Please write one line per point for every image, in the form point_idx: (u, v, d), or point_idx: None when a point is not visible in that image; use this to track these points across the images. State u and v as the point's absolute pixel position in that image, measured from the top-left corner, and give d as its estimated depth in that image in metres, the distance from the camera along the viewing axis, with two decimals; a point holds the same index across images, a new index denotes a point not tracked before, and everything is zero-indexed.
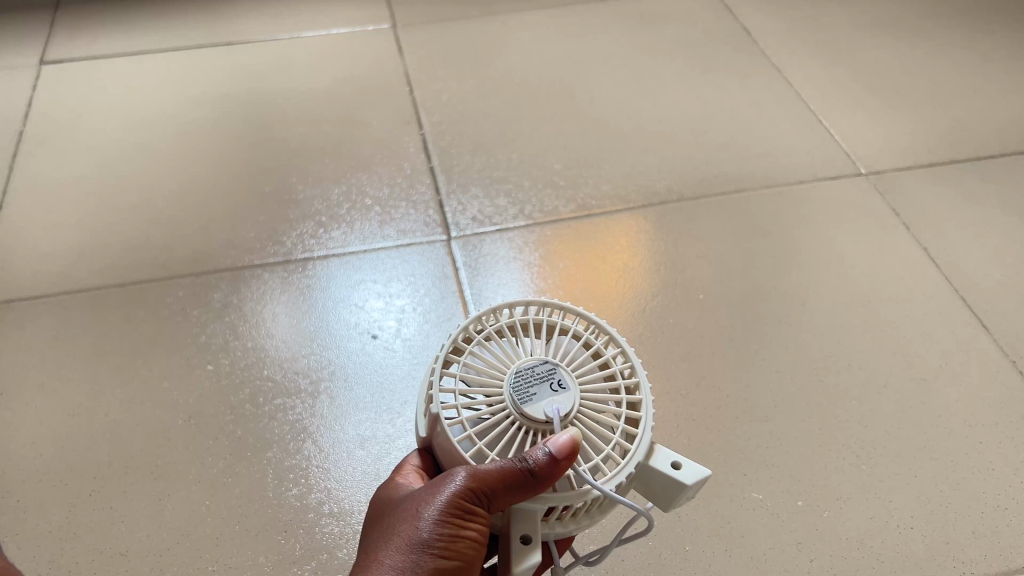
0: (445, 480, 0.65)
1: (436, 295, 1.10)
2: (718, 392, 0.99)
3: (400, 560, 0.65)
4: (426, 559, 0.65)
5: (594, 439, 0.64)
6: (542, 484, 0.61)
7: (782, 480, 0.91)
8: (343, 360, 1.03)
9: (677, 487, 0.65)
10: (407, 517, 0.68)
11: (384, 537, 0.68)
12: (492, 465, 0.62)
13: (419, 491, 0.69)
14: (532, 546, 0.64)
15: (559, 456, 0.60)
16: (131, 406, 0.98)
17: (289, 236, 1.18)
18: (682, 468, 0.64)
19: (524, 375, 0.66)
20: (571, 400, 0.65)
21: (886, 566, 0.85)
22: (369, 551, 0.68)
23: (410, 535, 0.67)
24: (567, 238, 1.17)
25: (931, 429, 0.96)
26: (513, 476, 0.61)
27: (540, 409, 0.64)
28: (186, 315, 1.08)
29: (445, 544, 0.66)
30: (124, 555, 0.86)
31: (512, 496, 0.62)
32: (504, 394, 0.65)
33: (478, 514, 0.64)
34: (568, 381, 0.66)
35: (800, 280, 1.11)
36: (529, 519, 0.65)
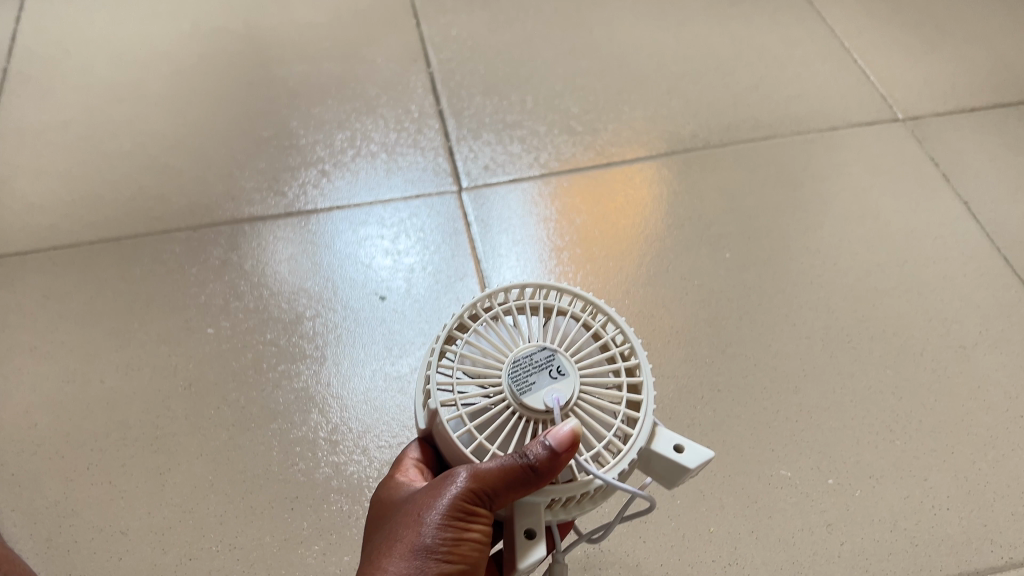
0: (446, 483, 0.59)
1: (446, 252, 1.04)
2: (744, 359, 0.94)
3: (402, 567, 0.58)
4: (430, 565, 0.58)
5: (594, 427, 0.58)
6: (542, 480, 0.55)
7: (811, 456, 0.87)
8: (351, 323, 0.98)
9: (680, 473, 0.58)
10: (407, 522, 0.61)
11: (383, 544, 0.61)
12: (492, 462, 0.55)
13: (420, 493, 0.62)
14: (537, 539, 0.58)
15: (559, 449, 0.54)
16: (127, 372, 0.94)
17: (289, 185, 1.12)
18: (685, 451, 0.58)
19: (522, 365, 0.59)
20: (571, 388, 0.58)
21: (920, 549, 0.81)
22: (367, 562, 0.60)
23: (412, 541, 0.59)
24: (582, 190, 1.10)
25: (969, 401, 0.91)
26: (514, 474, 0.54)
27: (540, 399, 0.58)
28: (184, 273, 1.03)
29: (448, 548, 0.59)
30: (124, 534, 0.83)
31: (513, 495, 0.55)
32: (501, 385, 0.59)
33: (479, 513, 0.58)
34: (567, 367, 0.59)
35: (831, 238, 1.05)
36: (533, 512, 0.59)
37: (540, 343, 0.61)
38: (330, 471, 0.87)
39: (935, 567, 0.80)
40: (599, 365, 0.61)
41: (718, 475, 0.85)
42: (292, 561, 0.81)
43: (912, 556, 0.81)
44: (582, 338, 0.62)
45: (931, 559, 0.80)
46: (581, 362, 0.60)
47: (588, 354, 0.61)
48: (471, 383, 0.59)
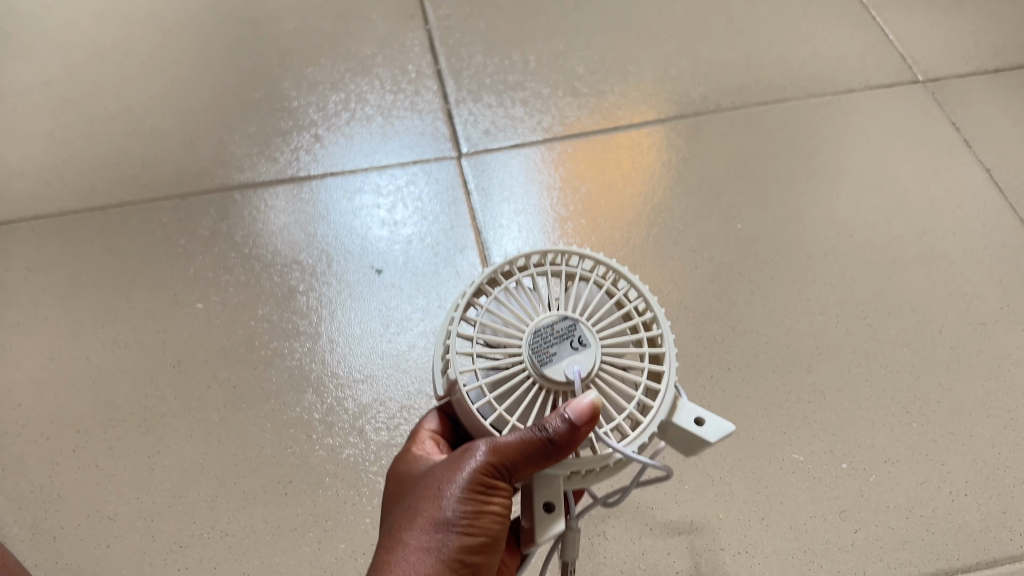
0: (466, 456, 0.54)
1: (445, 223, 1.00)
2: (756, 336, 0.90)
3: (424, 541, 0.54)
4: (452, 538, 0.54)
5: (615, 398, 0.54)
6: (563, 453, 0.52)
7: (824, 440, 0.84)
8: (346, 298, 0.94)
9: (700, 446, 0.56)
10: (426, 495, 0.56)
11: (401, 519, 0.56)
12: (511, 435, 0.52)
13: (438, 467, 0.57)
14: (556, 515, 0.55)
15: (578, 423, 0.50)
16: (114, 349, 0.91)
17: (282, 150, 1.07)
18: (707, 424, 0.55)
19: (542, 335, 0.56)
20: (594, 359, 0.55)
21: (937, 538, 0.78)
22: (384, 539, 0.55)
23: (432, 515, 0.55)
24: (587, 155, 1.06)
25: (988, 381, 0.88)
26: (533, 448, 0.51)
27: (560, 370, 0.54)
28: (172, 244, 0.99)
29: (470, 522, 0.55)
30: (112, 520, 0.80)
31: (532, 469, 0.52)
32: (520, 356, 0.55)
33: (500, 487, 0.54)
34: (589, 337, 0.55)
35: (846, 209, 1.02)
36: (552, 485, 0.55)
37: (560, 311, 0.57)
38: (324, 454, 0.83)
39: (952, 556, 0.77)
40: (622, 333, 0.57)
41: (727, 459, 0.82)
42: (285, 549, 0.78)
43: (928, 545, 0.78)
44: (603, 307, 0.58)
45: (948, 548, 0.78)
46: (602, 331, 0.57)
47: (610, 322, 0.57)
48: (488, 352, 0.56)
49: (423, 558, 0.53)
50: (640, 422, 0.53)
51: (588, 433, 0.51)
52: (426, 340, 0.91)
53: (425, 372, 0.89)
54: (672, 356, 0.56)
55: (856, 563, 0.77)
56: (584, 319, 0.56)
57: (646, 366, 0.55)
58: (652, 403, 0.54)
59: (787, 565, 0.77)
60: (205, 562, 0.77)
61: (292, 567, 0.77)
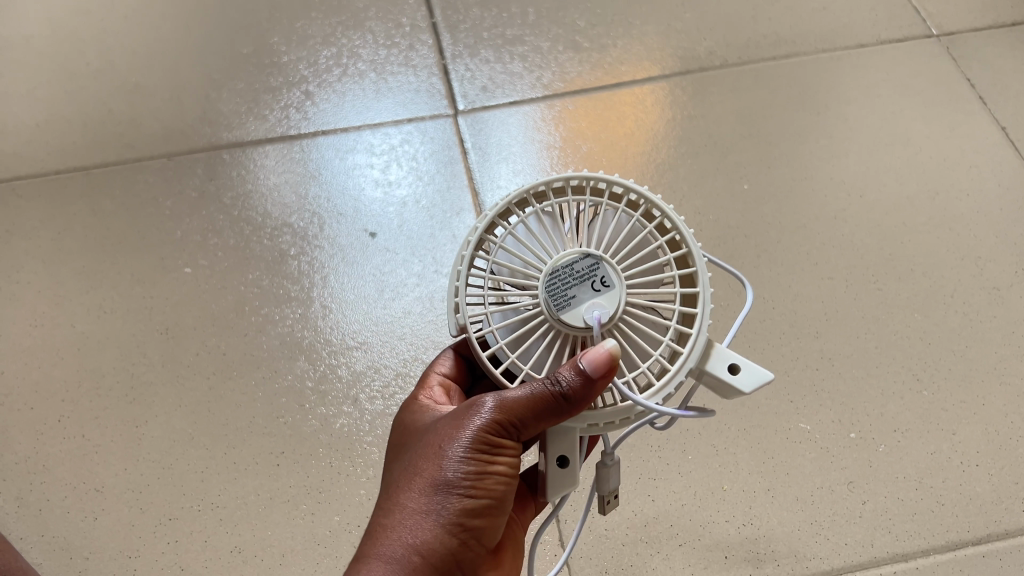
0: (472, 415, 0.52)
1: (441, 184, 0.97)
2: (763, 302, 0.87)
3: (423, 502, 0.51)
4: (453, 501, 0.51)
5: (639, 347, 0.51)
6: (573, 412, 0.49)
7: (832, 408, 0.81)
8: (338, 262, 0.91)
9: (734, 392, 0.52)
10: (425, 455, 0.53)
11: (398, 481, 0.53)
12: (519, 390, 0.49)
13: (440, 424, 0.54)
14: (570, 470, 0.54)
15: (594, 375, 0.47)
16: (100, 315, 0.88)
17: (271, 108, 1.03)
18: (741, 372, 0.51)
19: (562, 275, 0.52)
20: (616, 303, 0.51)
21: (946, 510, 0.76)
22: (382, 501, 0.52)
23: (431, 476, 0.51)
24: (589, 112, 1.02)
25: (1001, 348, 0.85)
26: (544, 402, 0.49)
27: (579, 316, 0.51)
28: (159, 206, 0.95)
29: (473, 485, 0.51)
30: (99, 492, 0.78)
31: (543, 425, 0.50)
32: (537, 297, 0.52)
33: (505, 444, 0.52)
34: (613, 278, 0.51)
35: (856, 169, 0.98)
36: (567, 439, 0.53)
37: (584, 247, 0.52)
38: (317, 424, 0.81)
39: (962, 529, 0.75)
40: (651, 270, 0.53)
41: (732, 428, 0.79)
42: (277, 521, 0.76)
43: (938, 517, 0.76)
44: (632, 240, 0.53)
45: (957, 520, 0.76)
46: (629, 269, 0.52)
47: (638, 258, 0.53)
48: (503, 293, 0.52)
49: (423, 520, 0.50)
50: (665, 374, 0.51)
51: (604, 386, 0.48)
52: (421, 306, 0.88)
53: (420, 340, 0.86)
54: (707, 298, 0.52)
55: (863, 535, 0.75)
56: (608, 256, 0.52)
57: (677, 309, 0.52)
58: (681, 350, 0.51)
59: (793, 537, 0.75)
60: (195, 535, 0.75)
61: (285, 540, 0.75)
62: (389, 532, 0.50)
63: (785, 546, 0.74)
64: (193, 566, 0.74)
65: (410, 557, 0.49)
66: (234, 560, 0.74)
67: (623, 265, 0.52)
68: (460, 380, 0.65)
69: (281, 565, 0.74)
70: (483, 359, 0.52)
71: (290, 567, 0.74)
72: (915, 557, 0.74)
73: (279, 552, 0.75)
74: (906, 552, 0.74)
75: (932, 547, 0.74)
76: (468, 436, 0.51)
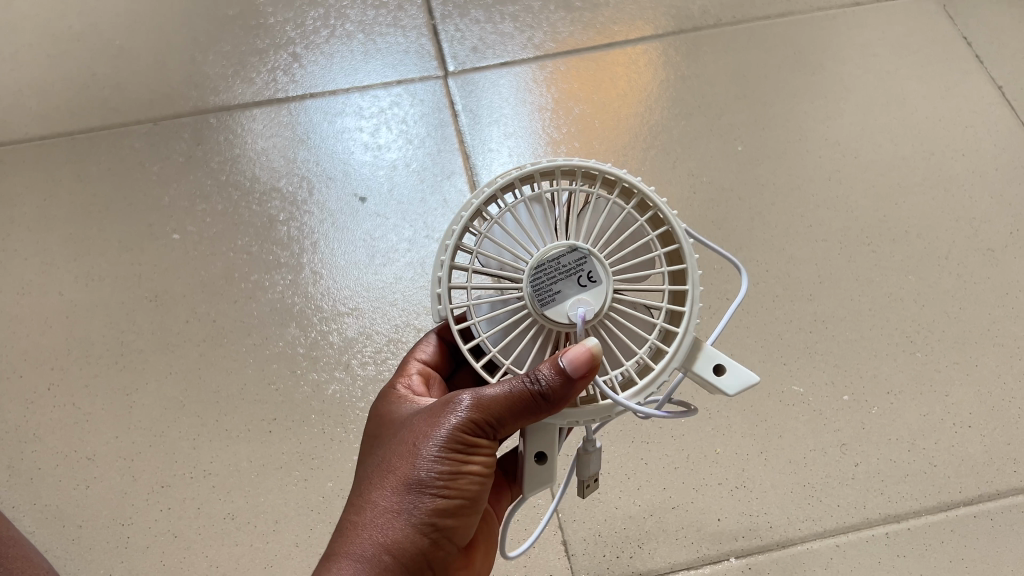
0: (449, 412, 0.51)
1: (432, 147, 0.95)
2: (756, 265, 0.87)
3: (395, 501, 0.50)
4: (425, 500, 0.50)
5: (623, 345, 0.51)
6: (553, 410, 0.49)
7: (825, 371, 0.81)
8: (328, 228, 0.90)
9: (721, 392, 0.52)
10: (399, 451, 0.52)
11: (370, 477, 0.52)
12: (498, 388, 0.49)
13: (414, 421, 0.54)
14: (548, 466, 0.53)
15: (574, 374, 0.47)
16: (88, 283, 0.87)
17: (258, 71, 1.01)
18: (727, 373, 0.51)
19: (547, 269, 0.51)
20: (603, 299, 0.51)
21: (938, 471, 0.76)
22: (354, 499, 0.52)
23: (404, 474, 0.51)
24: (581, 73, 1.01)
25: (995, 309, 0.85)
26: (522, 401, 0.48)
27: (564, 312, 0.50)
28: (145, 172, 0.94)
29: (446, 485, 0.51)
30: (91, 460, 0.77)
31: (521, 424, 0.50)
32: (522, 291, 0.51)
33: (481, 444, 0.51)
34: (600, 273, 0.51)
35: (851, 130, 0.97)
36: (546, 434, 0.53)
37: (571, 240, 0.52)
38: (309, 391, 0.81)
39: (954, 490, 0.75)
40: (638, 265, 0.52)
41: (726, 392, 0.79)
42: (270, 488, 0.76)
43: (930, 478, 0.76)
44: (622, 233, 0.52)
45: (949, 481, 0.76)
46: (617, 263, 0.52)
47: (627, 251, 0.52)
48: (488, 286, 0.52)
49: (394, 519, 0.50)
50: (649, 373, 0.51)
51: (583, 387, 0.48)
52: (412, 271, 0.87)
53: (412, 307, 0.85)
54: (696, 295, 0.51)
55: (856, 497, 0.75)
56: (596, 250, 0.51)
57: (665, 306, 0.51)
58: (666, 349, 0.51)
59: (785, 499, 0.75)
60: (188, 502, 0.75)
61: (278, 506, 0.75)
62: (358, 529, 0.50)
63: (777, 508, 0.74)
64: (186, 533, 0.74)
65: (379, 557, 0.49)
66: (228, 526, 0.74)
67: (612, 260, 0.52)
68: (441, 367, 0.64)
69: (274, 532, 0.74)
70: (464, 350, 0.51)
71: (283, 533, 0.74)
72: (906, 518, 0.74)
73: (272, 518, 0.74)
74: (899, 513, 0.74)
75: (924, 508, 0.75)
76: (443, 434, 0.51)
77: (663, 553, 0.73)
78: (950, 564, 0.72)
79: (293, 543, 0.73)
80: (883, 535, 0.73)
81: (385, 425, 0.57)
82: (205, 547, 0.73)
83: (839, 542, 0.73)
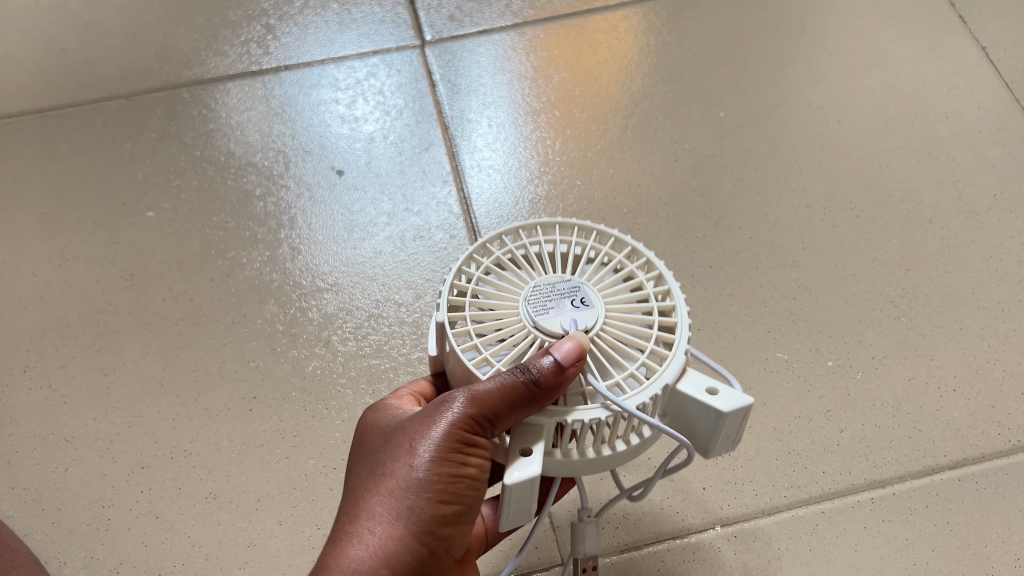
0: (441, 410, 0.50)
1: (411, 118, 0.94)
2: (739, 233, 0.86)
3: (392, 507, 0.49)
4: (422, 504, 0.49)
5: (614, 362, 0.49)
6: (549, 399, 0.47)
7: (810, 337, 0.80)
8: (306, 204, 0.89)
9: (716, 423, 0.48)
10: (393, 455, 0.51)
11: (366, 481, 0.51)
12: (492, 381, 0.47)
13: (409, 423, 0.52)
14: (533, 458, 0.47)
15: (567, 365, 0.46)
16: (62, 263, 0.86)
17: (231, 44, 0.99)
18: (721, 395, 0.47)
19: (542, 291, 0.51)
20: (595, 316, 0.50)
21: (924, 435, 0.76)
22: (351, 506, 0.51)
23: (401, 477, 0.50)
24: (561, 40, 0.99)
25: (979, 272, 0.85)
26: (516, 396, 0.46)
27: (556, 325, 0.49)
28: (118, 149, 0.92)
29: (445, 488, 0.50)
30: (69, 442, 0.76)
31: (515, 418, 0.47)
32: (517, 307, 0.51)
33: (477, 444, 0.50)
34: (592, 296, 0.51)
35: (833, 94, 0.96)
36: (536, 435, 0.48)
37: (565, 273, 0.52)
38: (289, 368, 0.80)
39: (939, 453, 0.75)
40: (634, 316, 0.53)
41: (709, 360, 0.79)
42: (252, 467, 0.75)
43: (916, 443, 0.76)
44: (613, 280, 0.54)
45: (935, 445, 0.75)
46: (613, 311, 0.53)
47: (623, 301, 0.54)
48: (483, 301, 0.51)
49: (393, 525, 0.49)
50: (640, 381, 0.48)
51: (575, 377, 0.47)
52: (392, 245, 0.86)
53: (393, 282, 0.84)
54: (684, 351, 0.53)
55: (841, 463, 0.75)
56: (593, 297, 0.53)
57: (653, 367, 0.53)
58: (657, 366, 0.48)
59: (771, 467, 0.74)
60: (169, 483, 0.74)
61: (260, 485, 0.74)
62: (357, 538, 0.49)
63: (763, 477, 0.74)
64: (167, 513, 0.73)
65: (379, 566, 0.48)
66: (210, 506, 0.73)
67: (604, 292, 0.52)
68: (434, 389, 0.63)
69: (256, 510, 0.73)
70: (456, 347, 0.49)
71: (266, 511, 0.73)
72: (892, 482, 0.74)
73: (254, 497, 0.73)
74: (884, 478, 0.74)
75: (910, 473, 0.74)
76: (437, 435, 0.50)
77: (650, 526, 0.72)
78: (936, 527, 0.72)
79: (276, 521, 0.72)
80: (868, 500, 0.73)
81: (379, 429, 0.56)
82: (187, 527, 0.72)
83: (825, 508, 0.73)
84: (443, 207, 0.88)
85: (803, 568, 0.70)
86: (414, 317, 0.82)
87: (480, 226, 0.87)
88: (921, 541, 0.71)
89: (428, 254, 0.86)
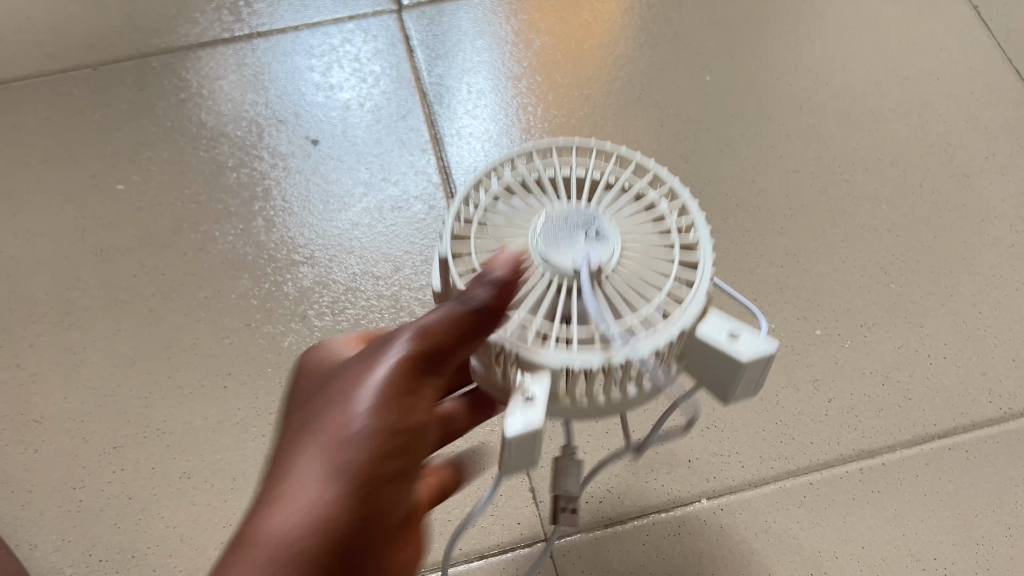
0: (389, 338, 0.43)
1: (388, 85, 0.91)
2: (725, 200, 0.84)
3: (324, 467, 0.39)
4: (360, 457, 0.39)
5: (628, 303, 0.42)
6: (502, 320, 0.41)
7: (798, 305, 0.79)
8: (280, 175, 0.86)
9: (735, 376, 0.41)
10: (327, 403, 0.41)
11: (295, 429, 0.42)
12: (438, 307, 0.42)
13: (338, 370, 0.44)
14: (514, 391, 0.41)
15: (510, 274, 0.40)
16: (29, 239, 0.83)
17: (203, 10, 0.96)
18: (741, 339, 0.40)
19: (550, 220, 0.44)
20: (610, 252, 0.43)
21: (913, 404, 0.74)
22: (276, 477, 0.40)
23: (336, 422, 0.40)
24: (542, 5, 0.97)
25: (970, 237, 0.83)
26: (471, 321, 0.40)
27: (566, 258, 0.42)
28: (86, 119, 0.89)
29: (404, 425, 0.41)
30: (39, 423, 0.74)
31: (467, 346, 0.41)
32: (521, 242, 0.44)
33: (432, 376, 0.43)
34: (608, 229, 0.43)
35: (822, 56, 0.94)
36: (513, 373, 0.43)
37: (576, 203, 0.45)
38: (264, 343, 0.78)
39: (928, 423, 0.74)
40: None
41: None
42: (227, 445, 0.73)
43: (905, 412, 0.74)
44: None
45: (924, 414, 0.74)
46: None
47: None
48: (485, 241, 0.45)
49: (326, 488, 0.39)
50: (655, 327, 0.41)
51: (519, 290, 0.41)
52: (369, 217, 0.84)
53: (370, 254, 0.82)
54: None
55: (829, 433, 0.73)
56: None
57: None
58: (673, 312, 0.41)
59: (757, 439, 0.73)
60: (142, 463, 0.73)
61: (235, 464, 0.72)
62: (293, 476, 0.39)
63: (749, 448, 0.72)
64: (140, 494, 0.71)
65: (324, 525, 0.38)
66: (184, 486, 0.72)
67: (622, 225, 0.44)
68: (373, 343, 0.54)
69: (232, 490, 0.71)
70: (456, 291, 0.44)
71: (242, 491, 0.71)
72: (881, 453, 0.72)
73: (230, 477, 0.72)
74: (873, 448, 0.73)
75: (899, 442, 0.73)
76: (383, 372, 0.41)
77: (633, 501, 0.70)
78: (925, 498, 0.70)
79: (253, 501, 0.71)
80: (857, 471, 0.72)
81: (320, 371, 0.48)
82: (161, 507, 0.71)
83: (813, 480, 0.71)
84: (422, 177, 0.86)
85: (790, 540, 0.69)
86: (392, 290, 0.80)
87: (459, 196, 0.85)
88: (910, 512, 0.70)
89: (405, 226, 0.83)
